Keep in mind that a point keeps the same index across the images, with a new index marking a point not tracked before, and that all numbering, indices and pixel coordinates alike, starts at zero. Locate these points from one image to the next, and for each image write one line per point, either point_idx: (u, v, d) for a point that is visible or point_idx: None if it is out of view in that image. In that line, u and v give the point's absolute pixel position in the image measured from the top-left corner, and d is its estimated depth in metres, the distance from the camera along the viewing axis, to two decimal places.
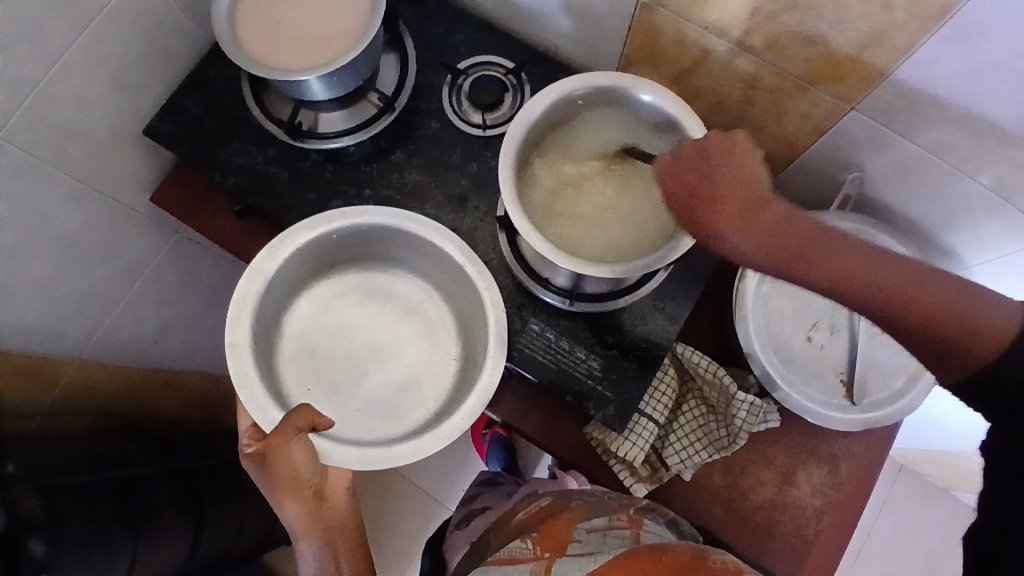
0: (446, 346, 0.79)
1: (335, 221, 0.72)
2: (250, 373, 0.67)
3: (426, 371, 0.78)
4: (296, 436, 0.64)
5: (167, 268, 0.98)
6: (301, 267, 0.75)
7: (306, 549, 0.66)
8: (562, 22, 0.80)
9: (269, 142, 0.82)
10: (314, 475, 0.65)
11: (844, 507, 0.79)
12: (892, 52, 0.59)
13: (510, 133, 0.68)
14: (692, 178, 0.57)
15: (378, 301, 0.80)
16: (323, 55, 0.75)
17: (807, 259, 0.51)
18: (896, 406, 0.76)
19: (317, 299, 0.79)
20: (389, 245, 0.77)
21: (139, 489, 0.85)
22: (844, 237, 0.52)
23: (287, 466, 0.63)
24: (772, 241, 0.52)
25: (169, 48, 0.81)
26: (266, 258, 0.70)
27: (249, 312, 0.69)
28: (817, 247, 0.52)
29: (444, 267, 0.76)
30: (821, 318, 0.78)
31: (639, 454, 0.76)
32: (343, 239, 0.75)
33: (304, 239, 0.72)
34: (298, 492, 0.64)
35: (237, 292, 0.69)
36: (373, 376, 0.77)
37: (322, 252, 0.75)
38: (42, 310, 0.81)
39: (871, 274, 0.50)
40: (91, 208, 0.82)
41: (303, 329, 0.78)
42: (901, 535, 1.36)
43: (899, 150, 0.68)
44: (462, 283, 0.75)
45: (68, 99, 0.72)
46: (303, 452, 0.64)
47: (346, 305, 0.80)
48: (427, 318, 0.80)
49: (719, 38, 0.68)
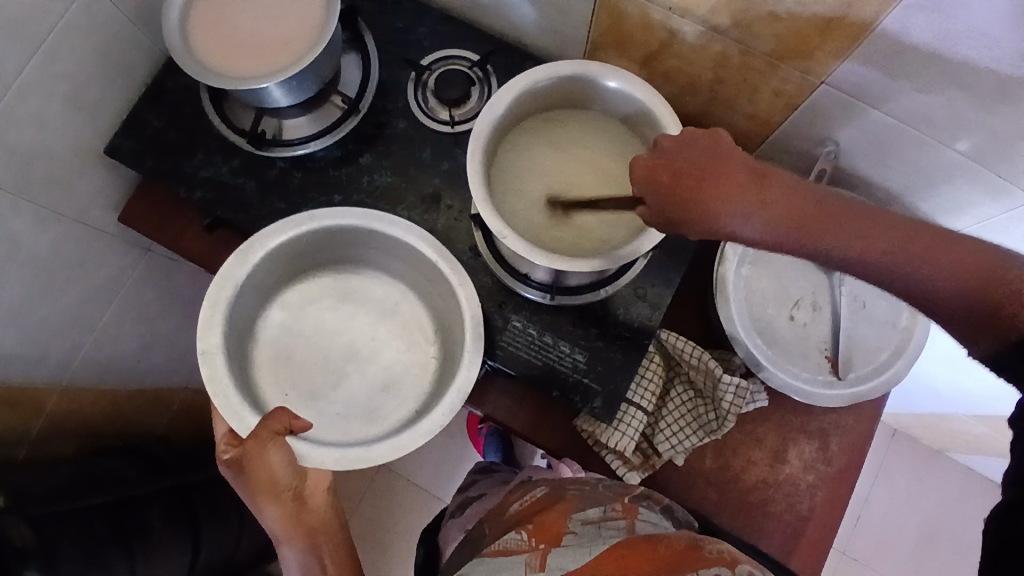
0: (423, 346, 0.79)
1: (305, 224, 0.70)
2: (224, 378, 0.66)
3: (405, 371, 0.78)
4: (272, 439, 0.61)
5: (143, 286, 0.97)
6: (274, 270, 0.74)
7: (288, 555, 0.64)
8: (525, 10, 0.78)
9: (234, 153, 0.80)
10: (292, 478, 0.63)
11: (836, 480, 0.80)
12: (859, 23, 0.58)
13: (476, 129, 0.66)
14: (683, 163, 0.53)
15: (353, 307, 0.79)
16: (280, 61, 0.74)
17: (821, 227, 0.50)
18: (881, 378, 0.75)
19: (291, 304, 0.78)
20: (360, 246, 0.75)
21: (138, 510, 0.85)
22: (853, 208, 0.50)
23: (262, 470, 0.61)
24: (780, 219, 0.50)
25: (125, 61, 0.79)
26: (237, 264, 0.69)
27: (221, 318, 0.67)
28: (829, 215, 0.50)
29: (414, 265, 0.75)
30: (802, 296, 0.77)
31: (629, 444, 0.76)
32: (314, 240, 0.73)
33: (274, 243, 0.70)
34: (276, 497, 0.62)
35: (207, 297, 0.67)
36: (353, 380, 0.76)
37: (293, 255, 0.74)
38: (20, 335, 0.80)
39: (876, 231, 0.49)
40: (62, 230, 0.80)
41: (278, 337, 0.77)
42: (897, 500, 1.38)
43: (871, 121, 0.69)
44: (434, 279, 0.74)
45: (25, 122, 0.70)
46: (281, 456, 0.62)
47: (321, 309, 0.79)
48: (403, 319, 0.79)
49: (684, 18, 0.66)
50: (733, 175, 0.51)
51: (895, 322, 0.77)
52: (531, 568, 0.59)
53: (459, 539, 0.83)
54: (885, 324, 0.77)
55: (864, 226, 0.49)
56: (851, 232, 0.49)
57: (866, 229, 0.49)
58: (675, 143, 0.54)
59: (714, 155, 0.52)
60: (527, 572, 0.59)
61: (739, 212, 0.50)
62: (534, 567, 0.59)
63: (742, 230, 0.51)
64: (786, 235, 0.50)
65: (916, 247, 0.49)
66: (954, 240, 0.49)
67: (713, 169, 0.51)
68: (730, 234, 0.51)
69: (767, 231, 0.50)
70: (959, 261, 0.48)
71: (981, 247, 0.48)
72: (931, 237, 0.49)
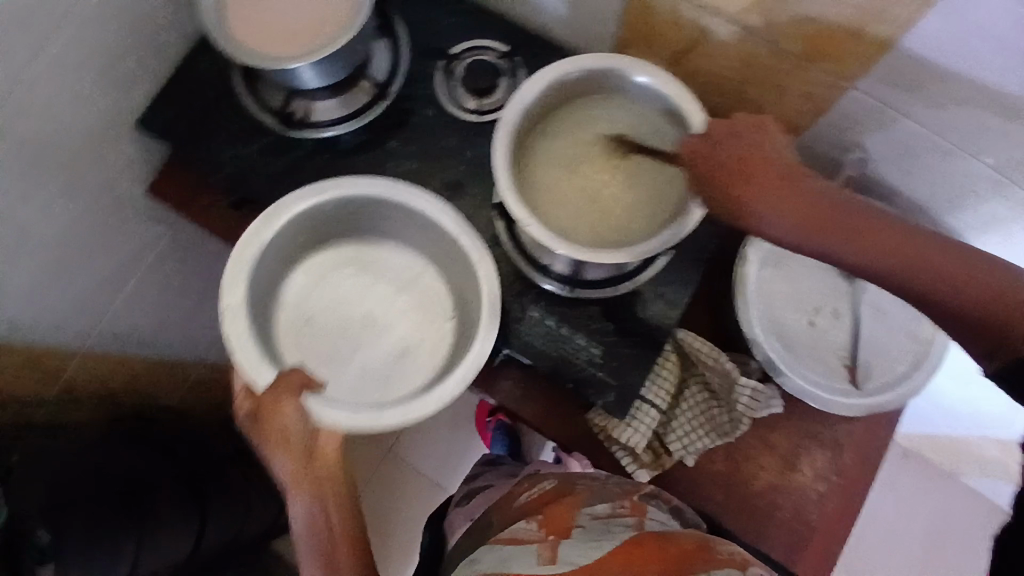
0: (441, 319, 0.79)
1: (327, 191, 0.71)
2: (243, 333, 0.67)
3: (421, 343, 0.78)
4: (288, 393, 0.63)
5: (166, 262, 0.98)
6: (297, 237, 0.75)
7: (296, 506, 0.62)
8: (556, 3, 0.78)
9: (262, 132, 0.81)
10: (304, 433, 0.62)
11: (846, 490, 0.79)
12: (892, 26, 0.58)
13: (505, 116, 0.66)
14: (722, 155, 0.58)
15: (373, 278, 0.80)
16: (312, 44, 0.74)
17: (838, 229, 0.54)
18: (900, 389, 0.74)
19: (313, 271, 0.79)
20: (383, 217, 0.76)
21: (147, 481, 0.86)
22: (874, 217, 0.54)
23: (277, 421, 0.62)
24: (802, 218, 0.54)
25: (160, 37, 0.80)
26: (261, 227, 0.70)
27: (244, 276, 0.69)
28: (849, 219, 0.54)
29: (433, 238, 0.75)
30: (823, 303, 0.77)
31: (640, 440, 0.76)
32: (335, 210, 0.74)
33: (298, 208, 0.71)
34: (288, 449, 0.62)
35: (232, 256, 0.69)
36: (369, 349, 0.77)
37: (317, 223, 0.75)
38: (44, 301, 0.81)
39: (891, 239, 0.53)
40: (91, 201, 0.82)
41: (300, 303, 0.78)
42: (906, 519, 1.36)
43: (900, 129, 0.68)
44: (452, 252, 0.74)
45: (60, 92, 0.71)
46: (294, 410, 0.62)
47: (342, 277, 0.79)
48: (422, 291, 0.80)
49: (715, 16, 0.66)
50: (767, 170, 0.56)
51: (917, 332, 0.76)
52: (541, 558, 0.58)
53: (466, 527, 0.83)
54: (906, 333, 0.76)
55: (881, 234, 0.53)
56: (866, 239, 0.53)
57: (881, 238, 0.53)
58: (720, 134, 0.59)
59: (753, 150, 0.57)
60: (539, 562, 0.58)
61: (765, 208, 0.55)
62: (544, 559, 0.57)
63: (766, 224, 0.55)
64: (806, 234, 0.54)
65: (927, 259, 0.52)
66: (967, 257, 0.52)
67: (749, 166, 0.57)
68: (755, 228, 0.56)
69: (788, 228, 0.55)
70: (968, 277, 0.51)
71: (992, 266, 0.51)
72: (944, 252, 0.52)
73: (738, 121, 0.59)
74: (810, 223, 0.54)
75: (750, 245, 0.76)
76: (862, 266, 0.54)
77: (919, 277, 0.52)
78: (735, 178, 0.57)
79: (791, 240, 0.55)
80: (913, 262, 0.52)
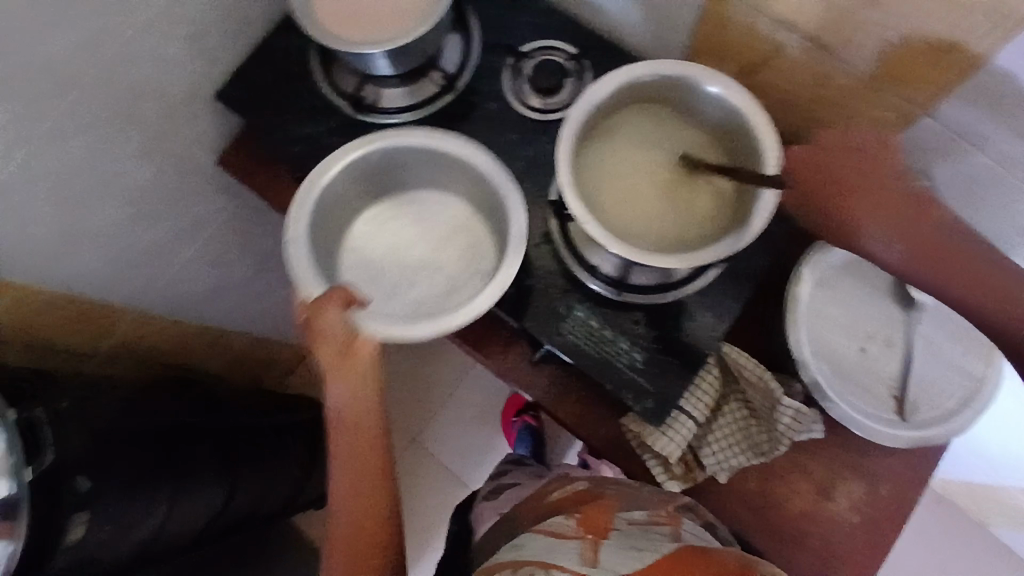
0: (485, 257, 0.79)
1: (374, 141, 0.73)
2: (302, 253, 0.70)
3: (466, 280, 0.78)
4: (333, 305, 0.63)
5: (225, 232, 1.01)
6: (355, 187, 0.77)
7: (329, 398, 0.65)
8: (630, 9, 0.79)
9: (332, 113, 0.84)
10: (343, 337, 0.63)
11: (881, 525, 0.77)
12: (975, 54, 0.57)
13: (572, 115, 0.67)
14: (843, 173, 0.66)
15: (426, 224, 0.81)
16: (390, 32, 0.77)
17: (936, 258, 0.64)
18: (948, 425, 0.73)
19: (372, 219, 0.81)
20: (429, 166, 0.77)
21: (187, 440, 0.88)
22: (969, 245, 0.64)
23: (319, 329, 0.63)
24: (909, 245, 0.64)
25: (246, 15, 0.83)
26: (316, 177, 0.73)
27: (303, 215, 0.71)
28: (946, 249, 0.64)
29: (480, 186, 0.76)
30: (876, 330, 0.76)
31: (675, 450, 0.75)
32: (386, 161, 0.76)
33: (349, 159, 0.73)
34: (326, 351, 0.63)
35: (293, 202, 0.72)
36: (421, 288, 0.78)
37: (371, 174, 0.77)
38: (108, 257, 0.85)
39: (977, 271, 0.64)
40: (164, 165, 0.85)
41: (360, 246, 0.80)
42: (932, 567, 1.31)
43: (970, 161, 0.66)
44: (490, 194, 0.75)
45: (148, 57, 0.74)
46: (336, 320, 0.63)
47: (398, 224, 0.81)
48: (470, 233, 0.80)
49: (793, 32, 0.66)
50: (882, 193, 0.65)
51: (970, 368, 0.74)
52: (581, 557, 0.58)
53: (493, 521, 0.81)
54: (959, 368, 0.75)
55: (970, 266, 0.63)
56: (956, 270, 0.64)
57: (972, 271, 0.64)
58: (834, 150, 0.66)
59: (869, 173, 0.65)
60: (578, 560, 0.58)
61: (873, 236, 0.66)
62: (587, 559, 0.57)
63: (875, 248, 0.66)
64: (910, 260, 0.65)
65: (1001, 296, 0.63)
66: None
67: (866, 188, 0.65)
68: (862, 248, 0.66)
69: (893, 254, 0.65)
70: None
71: None
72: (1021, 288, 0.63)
73: (864, 135, 0.66)
74: (915, 253, 0.64)
75: (806, 265, 0.75)
76: (953, 293, 0.64)
77: (996, 309, 0.64)
78: (848, 200, 0.66)
79: (896, 262, 0.65)
80: (989, 296, 0.64)
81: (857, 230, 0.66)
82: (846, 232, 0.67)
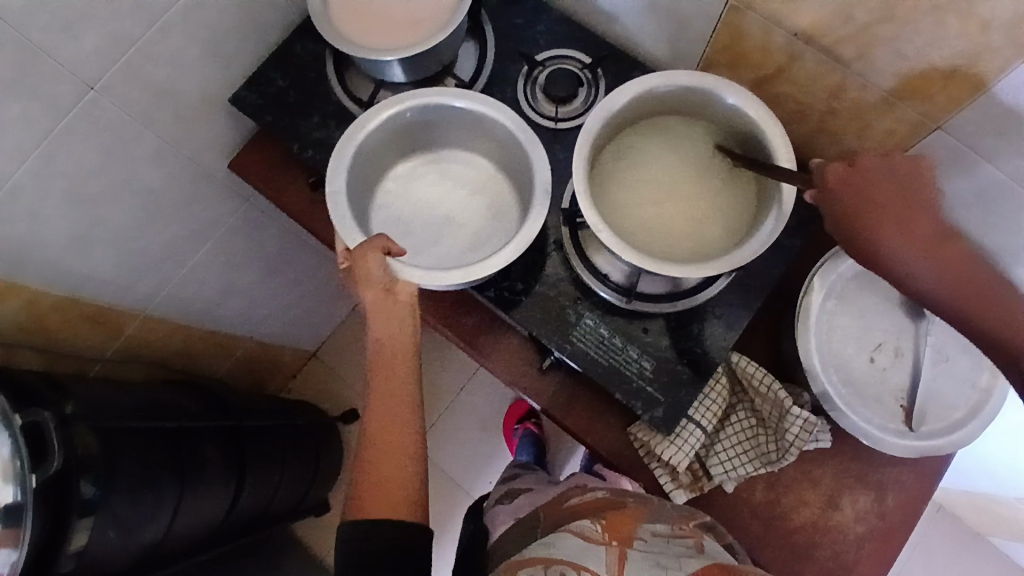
0: (508, 214, 0.80)
1: (407, 101, 0.73)
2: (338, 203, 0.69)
3: (490, 237, 0.79)
4: (375, 251, 0.64)
5: (234, 236, 1.01)
6: (387, 145, 0.77)
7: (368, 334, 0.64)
8: (645, 20, 0.80)
9: (346, 119, 0.84)
10: (385, 281, 0.64)
11: (887, 536, 0.77)
12: (989, 71, 0.58)
13: (587, 124, 0.67)
14: (884, 189, 0.58)
15: (450, 181, 0.82)
16: (407, 39, 0.77)
17: (979, 295, 0.56)
18: (952, 436, 0.73)
19: (399, 178, 0.81)
20: (457, 126, 0.78)
21: (194, 440, 0.87)
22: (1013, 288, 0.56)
23: (362, 272, 0.64)
24: (954, 279, 0.56)
25: (263, 19, 0.83)
26: (354, 130, 0.72)
27: (342, 168, 0.70)
28: (991, 288, 0.56)
29: (503, 144, 0.77)
30: (885, 340, 0.76)
31: (683, 459, 0.76)
32: (413, 121, 0.76)
33: (384, 117, 0.73)
34: (367, 292, 0.64)
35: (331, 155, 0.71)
36: (447, 243, 0.79)
37: (402, 134, 0.77)
38: (118, 259, 0.85)
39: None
40: (176, 168, 0.85)
41: (388, 203, 0.80)
42: None
43: (983, 176, 0.67)
44: (515, 153, 0.76)
45: (164, 59, 0.74)
46: (377, 265, 0.64)
47: (425, 182, 0.82)
48: (493, 192, 0.81)
49: (808, 46, 0.67)
50: (925, 217, 0.57)
51: (975, 381, 0.75)
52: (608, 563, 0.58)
53: (507, 525, 0.81)
54: (965, 380, 0.75)
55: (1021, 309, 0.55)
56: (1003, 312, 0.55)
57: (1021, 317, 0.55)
58: (876, 163, 0.59)
59: (910, 190, 0.58)
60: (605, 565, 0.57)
61: (915, 263, 0.57)
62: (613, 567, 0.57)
63: (915, 276, 0.57)
64: (951, 294, 0.57)
65: None
66: None
67: (909, 209, 0.57)
68: (897, 275, 0.58)
69: (935, 287, 0.57)
70: None
71: None
72: None
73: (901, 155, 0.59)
74: (957, 286, 0.56)
75: (817, 274, 0.76)
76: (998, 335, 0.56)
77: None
78: (889, 216, 0.57)
79: (935, 296, 0.57)
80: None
81: (905, 251, 0.57)
82: (876, 255, 0.58)
